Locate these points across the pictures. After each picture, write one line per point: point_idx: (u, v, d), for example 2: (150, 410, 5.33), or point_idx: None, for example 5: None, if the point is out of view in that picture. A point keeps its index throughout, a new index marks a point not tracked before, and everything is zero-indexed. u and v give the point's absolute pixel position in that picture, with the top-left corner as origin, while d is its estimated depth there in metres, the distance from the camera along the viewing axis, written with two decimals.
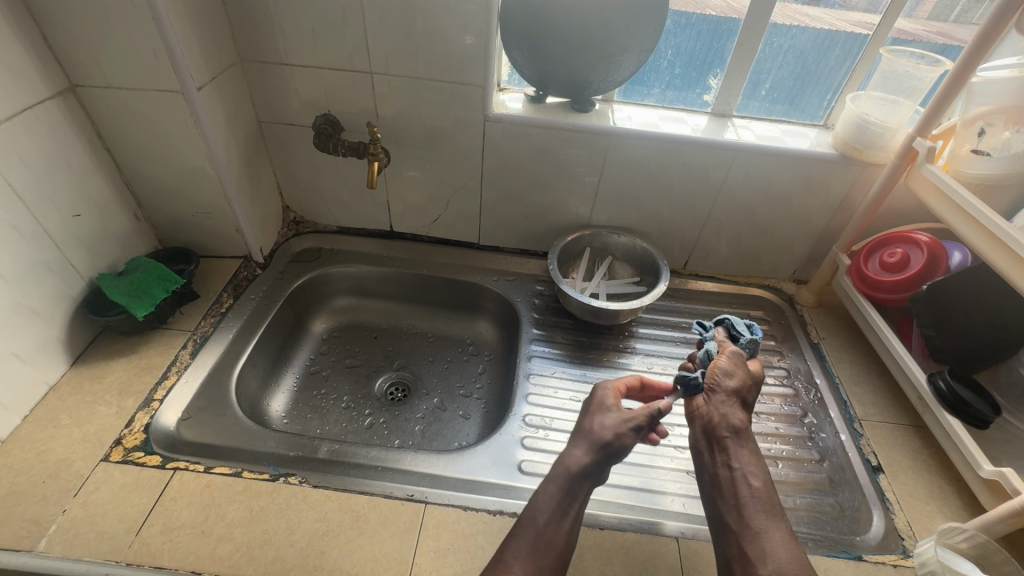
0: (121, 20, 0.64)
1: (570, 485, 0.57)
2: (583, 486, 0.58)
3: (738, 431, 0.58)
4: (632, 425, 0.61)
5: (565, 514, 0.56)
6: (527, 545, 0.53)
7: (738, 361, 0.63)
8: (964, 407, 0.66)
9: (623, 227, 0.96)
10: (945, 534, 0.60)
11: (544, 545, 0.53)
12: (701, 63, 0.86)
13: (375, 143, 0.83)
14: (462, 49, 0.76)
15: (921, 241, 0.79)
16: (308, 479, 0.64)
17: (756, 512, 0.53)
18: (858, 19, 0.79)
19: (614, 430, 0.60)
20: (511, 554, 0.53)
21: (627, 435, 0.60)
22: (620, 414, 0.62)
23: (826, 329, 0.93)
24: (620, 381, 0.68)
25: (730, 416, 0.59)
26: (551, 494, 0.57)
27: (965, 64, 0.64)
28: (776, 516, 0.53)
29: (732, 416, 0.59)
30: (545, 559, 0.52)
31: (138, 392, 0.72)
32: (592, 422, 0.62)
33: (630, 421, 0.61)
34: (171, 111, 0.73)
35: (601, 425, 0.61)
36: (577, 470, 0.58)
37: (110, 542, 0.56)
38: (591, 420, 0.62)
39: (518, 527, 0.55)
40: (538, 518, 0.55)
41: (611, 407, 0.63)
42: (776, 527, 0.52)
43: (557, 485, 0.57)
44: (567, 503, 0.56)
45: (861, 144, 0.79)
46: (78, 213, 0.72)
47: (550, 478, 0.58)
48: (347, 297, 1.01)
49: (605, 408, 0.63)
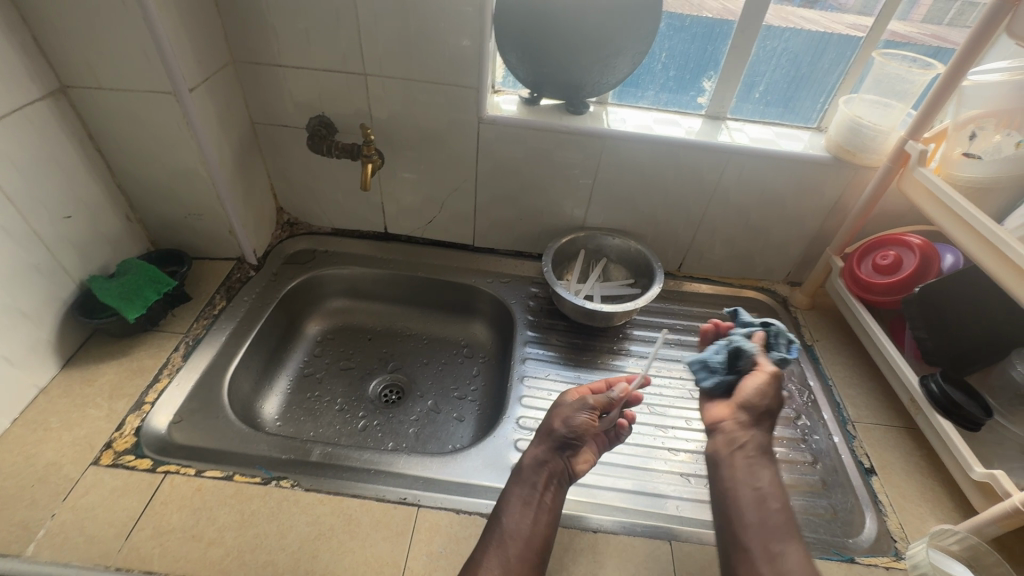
0: (112, 21, 0.64)
1: (530, 478, 0.61)
2: (543, 478, 0.61)
3: (760, 450, 0.59)
4: (582, 409, 0.65)
5: (530, 506, 0.59)
6: (496, 538, 0.56)
7: (775, 380, 0.61)
8: (956, 409, 0.66)
9: (618, 229, 0.96)
10: (937, 536, 0.61)
11: (508, 535, 0.56)
12: (695, 66, 0.86)
13: (368, 145, 0.83)
14: (456, 51, 0.76)
15: (913, 243, 0.79)
16: (300, 482, 0.64)
17: (779, 536, 0.53)
18: (852, 22, 0.79)
19: (564, 418, 0.65)
20: (484, 550, 0.55)
21: (581, 418, 0.64)
22: (572, 404, 0.66)
23: (820, 332, 0.93)
24: (585, 385, 0.71)
25: (760, 436, 0.59)
26: (513, 488, 0.61)
27: (956, 68, 0.65)
28: (794, 536, 0.53)
29: (759, 437, 0.59)
30: (512, 548, 0.54)
31: (129, 395, 0.71)
32: (547, 418, 0.67)
33: (579, 408, 0.65)
34: (163, 112, 0.73)
35: (553, 418, 0.66)
36: (533, 465, 0.62)
37: (99, 547, 0.56)
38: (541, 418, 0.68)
39: (489, 524, 0.58)
40: (504, 512, 0.58)
41: (567, 401, 0.67)
42: (794, 549, 0.52)
43: (517, 480, 0.61)
44: (530, 494, 0.60)
45: (854, 146, 0.79)
46: (69, 215, 0.72)
47: (510, 477, 0.63)
48: (341, 299, 1.00)
49: (556, 404, 0.68)
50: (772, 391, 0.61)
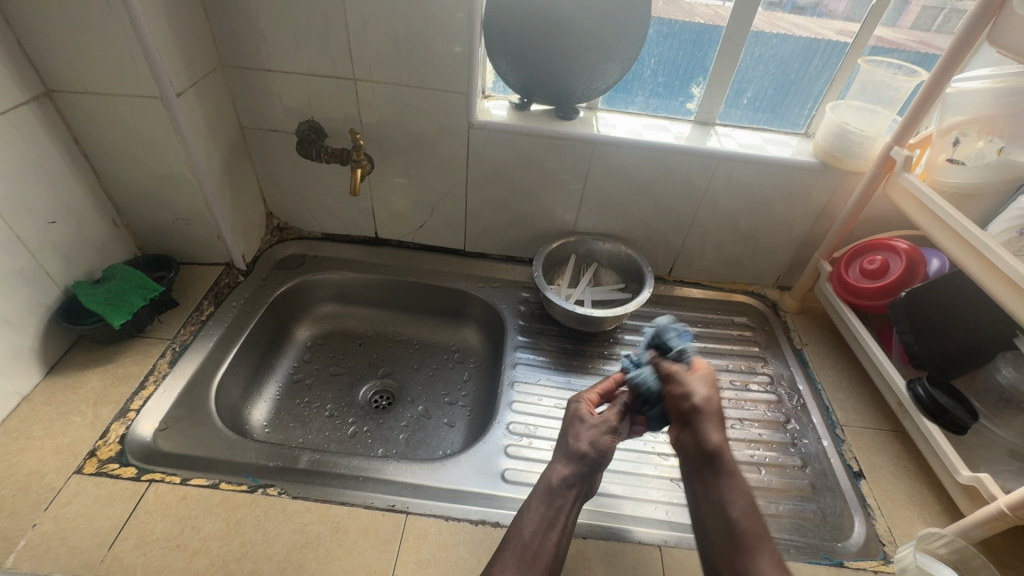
0: (98, 25, 0.63)
1: (553, 498, 0.59)
2: (570, 500, 0.59)
3: (713, 451, 0.59)
4: (605, 430, 0.63)
5: (554, 528, 0.57)
6: (517, 557, 0.54)
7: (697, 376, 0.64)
8: (942, 413, 0.67)
9: (608, 234, 0.97)
10: (925, 539, 0.61)
11: (531, 556, 0.54)
12: (684, 72, 0.86)
13: (358, 150, 0.83)
14: (447, 56, 0.76)
15: (899, 248, 0.80)
16: (288, 490, 0.63)
17: (746, 548, 0.54)
18: (840, 27, 0.80)
19: (587, 440, 0.62)
20: (503, 566, 0.54)
21: (606, 438, 0.62)
22: (594, 424, 0.63)
23: (809, 335, 0.94)
24: (594, 390, 0.68)
25: (704, 439, 0.60)
26: (538, 507, 0.59)
27: (940, 74, 0.65)
28: (761, 545, 0.54)
29: (713, 439, 0.60)
30: (533, 570, 0.53)
31: (114, 402, 0.70)
32: (567, 435, 0.64)
33: (601, 427, 0.63)
34: (149, 116, 0.72)
35: (575, 437, 0.63)
36: (560, 485, 0.60)
37: (81, 557, 0.55)
38: (568, 433, 0.64)
39: (504, 540, 0.57)
40: (526, 530, 0.57)
41: (586, 420, 0.64)
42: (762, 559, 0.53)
43: (542, 499, 0.59)
44: (554, 516, 0.58)
45: (841, 152, 0.80)
46: (54, 220, 0.71)
47: (534, 492, 0.60)
48: (331, 304, 1.00)
49: (578, 419, 0.65)
50: (683, 383, 0.62)
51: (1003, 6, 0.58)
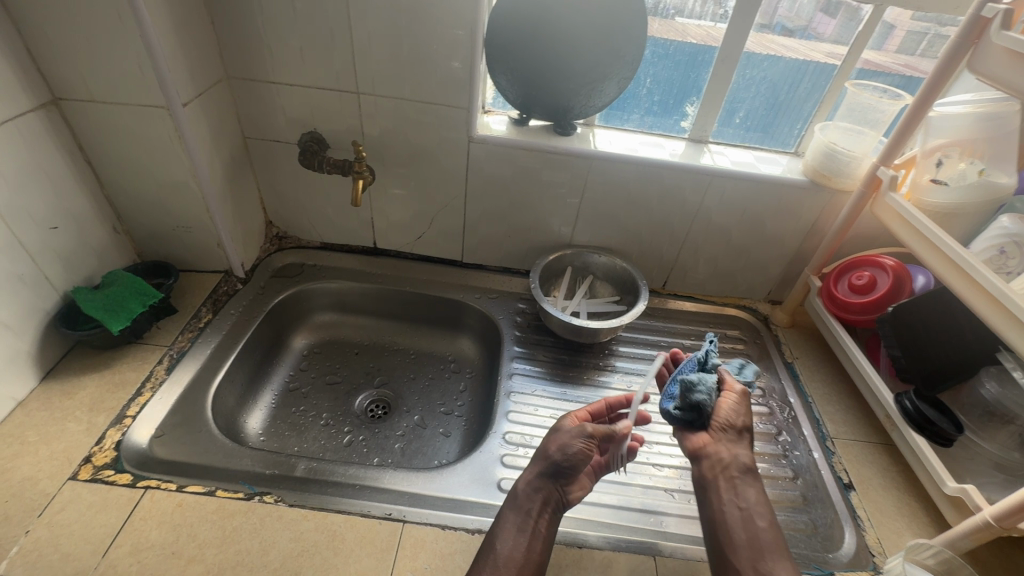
0: (107, 35, 0.65)
1: (523, 502, 0.60)
2: (538, 504, 0.60)
3: (745, 468, 0.59)
4: (579, 437, 0.63)
5: (524, 531, 0.58)
6: (489, 563, 0.55)
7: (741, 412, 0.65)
8: (929, 425, 0.68)
9: (604, 247, 0.98)
10: (913, 550, 0.61)
11: (502, 561, 0.55)
12: (679, 92, 0.89)
13: (360, 161, 0.84)
14: (449, 72, 0.78)
15: (887, 265, 0.82)
16: (284, 498, 0.63)
17: (769, 554, 0.54)
18: (828, 50, 0.83)
19: (560, 445, 0.63)
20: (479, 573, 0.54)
21: (580, 444, 0.63)
22: (571, 430, 0.65)
23: (799, 349, 0.96)
24: (583, 409, 0.70)
25: (739, 452, 0.60)
26: (507, 514, 0.60)
27: (923, 99, 0.68)
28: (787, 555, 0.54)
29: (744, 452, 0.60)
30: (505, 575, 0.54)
31: (110, 409, 0.70)
32: (543, 443, 0.65)
33: (575, 434, 0.64)
34: (156, 126, 0.74)
35: (548, 443, 0.64)
36: (527, 491, 0.61)
37: (74, 564, 0.55)
38: (544, 440, 0.66)
39: (480, 550, 0.57)
40: (497, 538, 0.58)
41: (562, 426, 0.66)
42: (789, 566, 0.53)
43: (510, 506, 0.60)
44: (523, 520, 0.59)
45: (830, 171, 0.82)
46: (55, 226, 0.71)
47: (505, 502, 0.61)
48: (328, 313, 1.00)
49: (555, 429, 0.67)
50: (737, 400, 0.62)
51: (981, 35, 0.62)
